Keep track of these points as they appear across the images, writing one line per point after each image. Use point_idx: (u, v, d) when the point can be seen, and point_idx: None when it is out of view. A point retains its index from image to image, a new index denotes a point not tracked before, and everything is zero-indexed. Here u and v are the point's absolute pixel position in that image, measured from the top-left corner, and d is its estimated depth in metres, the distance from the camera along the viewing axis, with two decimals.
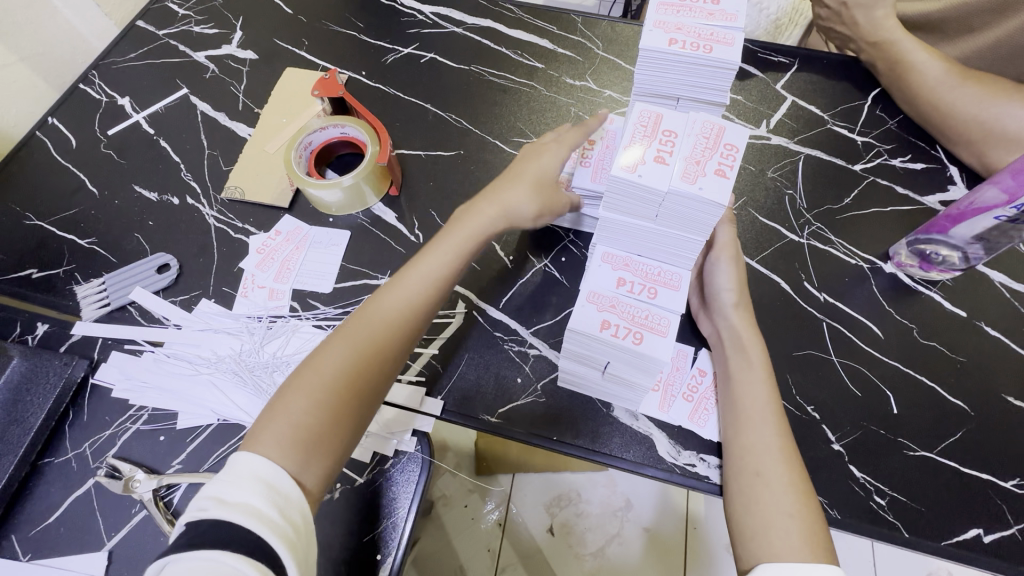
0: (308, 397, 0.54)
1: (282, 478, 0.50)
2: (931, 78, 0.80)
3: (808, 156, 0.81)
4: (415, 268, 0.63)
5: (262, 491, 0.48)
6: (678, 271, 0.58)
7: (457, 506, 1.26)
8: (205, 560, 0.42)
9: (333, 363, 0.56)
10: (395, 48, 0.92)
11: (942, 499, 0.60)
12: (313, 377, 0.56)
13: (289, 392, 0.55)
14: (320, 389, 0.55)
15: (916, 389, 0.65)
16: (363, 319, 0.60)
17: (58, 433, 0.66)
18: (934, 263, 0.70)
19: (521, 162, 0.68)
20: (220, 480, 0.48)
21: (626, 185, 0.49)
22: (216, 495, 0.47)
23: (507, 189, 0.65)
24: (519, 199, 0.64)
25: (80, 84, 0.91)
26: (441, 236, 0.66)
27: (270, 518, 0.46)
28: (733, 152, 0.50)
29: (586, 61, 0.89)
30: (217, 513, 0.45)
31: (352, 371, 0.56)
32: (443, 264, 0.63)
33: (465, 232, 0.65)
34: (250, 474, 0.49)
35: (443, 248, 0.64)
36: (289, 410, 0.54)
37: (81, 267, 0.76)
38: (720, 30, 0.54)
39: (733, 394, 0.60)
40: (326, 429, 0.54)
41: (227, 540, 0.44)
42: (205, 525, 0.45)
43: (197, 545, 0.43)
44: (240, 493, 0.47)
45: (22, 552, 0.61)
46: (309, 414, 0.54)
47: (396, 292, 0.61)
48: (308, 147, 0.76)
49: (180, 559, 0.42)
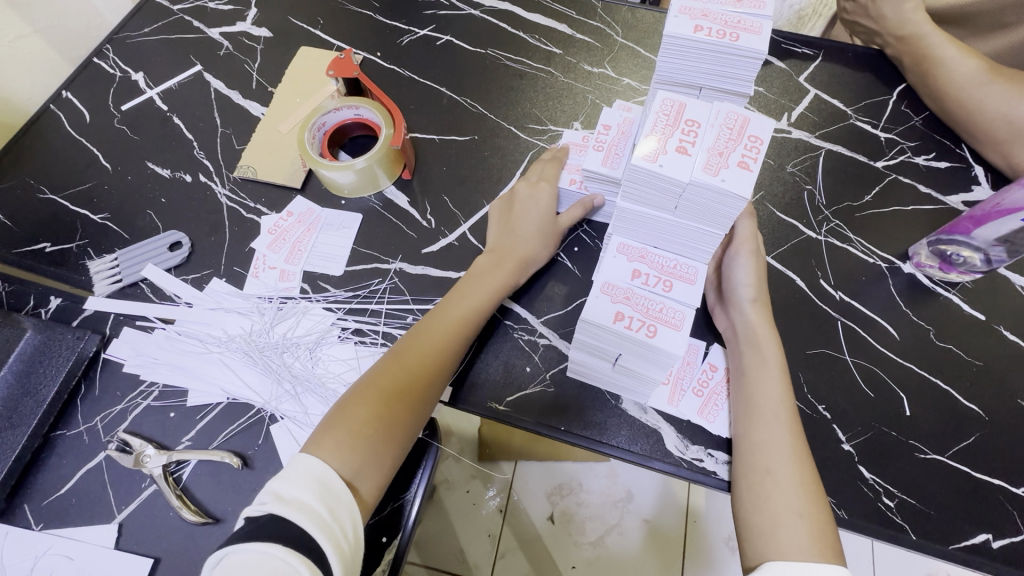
0: (366, 407, 0.56)
1: (335, 478, 0.51)
2: (960, 76, 0.78)
3: (829, 151, 0.79)
4: (461, 295, 0.65)
5: (316, 490, 0.50)
6: (693, 264, 0.57)
7: (459, 491, 1.28)
8: (258, 553, 0.44)
9: (388, 380, 0.58)
10: (412, 29, 0.91)
11: (952, 503, 0.59)
12: (371, 390, 0.58)
13: (348, 402, 0.57)
14: (377, 399, 0.57)
15: (930, 391, 0.65)
16: (415, 343, 0.61)
17: (71, 406, 0.66)
18: (955, 264, 0.68)
19: (536, 188, 0.70)
20: (281, 477, 0.51)
21: (647, 175, 0.48)
22: (275, 490, 0.49)
23: (519, 243, 0.68)
24: (539, 255, 0.68)
25: (95, 57, 0.91)
26: (487, 266, 0.67)
27: (320, 515, 0.48)
28: (757, 144, 0.48)
29: (605, 48, 0.87)
30: (273, 508, 0.47)
31: (405, 391, 0.58)
32: (479, 294, 0.65)
33: (503, 270, 0.66)
34: (307, 473, 0.51)
35: (486, 276, 0.66)
36: (350, 417, 0.56)
37: (93, 242, 0.76)
38: (748, 18, 0.53)
39: (746, 389, 0.59)
40: (378, 443, 0.55)
41: (278, 535, 0.45)
42: (263, 520, 0.47)
43: (253, 538, 0.45)
44: (297, 490, 0.49)
45: (35, 521, 0.61)
46: (366, 423, 0.55)
47: (446, 319, 0.63)
48: (322, 127, 0.76)
49: (238, 551, 0.45)
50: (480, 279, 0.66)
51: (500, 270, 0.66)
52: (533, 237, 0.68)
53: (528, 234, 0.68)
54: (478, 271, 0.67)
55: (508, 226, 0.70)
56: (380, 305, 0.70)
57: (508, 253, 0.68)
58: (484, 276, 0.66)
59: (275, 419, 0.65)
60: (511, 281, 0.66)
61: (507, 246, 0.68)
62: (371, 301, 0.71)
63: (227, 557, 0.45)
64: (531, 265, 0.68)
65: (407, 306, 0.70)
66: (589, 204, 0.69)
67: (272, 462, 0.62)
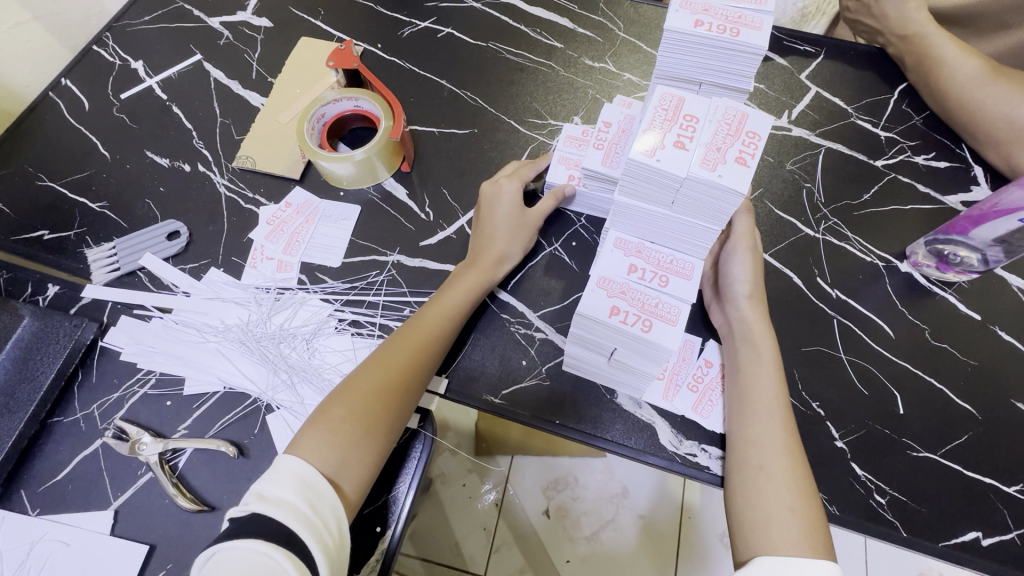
0: (346, 405, 0.56)
1: (318, 476, 0.52)
2: (962, 76, 0.78)
3: (828, 149, 0.79)
4: (438, 295, 0.65)
5: (299, 489, 0.50)
6: (689, 260, 0.57)
7: (455, 485, 1.28)
8: (241, 550, 0.45)
9: (367, 378, 0.58)
10: (413, 21, 0.90)
11: (943, 500, 0.60)
12: (349, 389, 0.58)
13: (330, 402, 0.57)
14: (357, 396, 0.57)
15: (924, 390, 0.65)
16: (396, 340, 0.62)
17: (68, 393, 0.66)
18: (952, 264, 0.68)
19: (507, 183, 0.69)
20: (264, 477, 0.51)
21: (644, 169, 0.48)
22: (258, 490, 0.50)
23: (489, 243, 0.67)
24: (512, 252, 0.68)
25: (95, 45, 0.91)
26: (461, 267, 0.68)
27: (303, 513, 0.48)
28: (755, 140, 0.48)
29: (607, 42, 0.87)
30: (256, 507, 0.48)
31: (387, 387, 0.58)
32: (455, 293, 0.65)
33: (476, 270, 0.66)
34: (289, 472, 0.51)
35: (462, 276, 0.66)
36: (331, 415, 0.56)
37: (92, 230, 0.76)
38: (749, 13, 0.53)
39: (740, 385, 0.60)
40: (360, 439, 0.55)
41: (261, 531, 0.46)
42: (245, 519, 0.47)
43: (237, 535, 0.46)
44: (280, 489, 0.50)
45: (31, 507, 0.62)
46: (346, 421, 0.55)
47: (427, 316, 0.63)
48: (321, 119, 0.76)
49: (223, 549, 0.45)
50: (455, 279, 0.66)
51: (474, 269, 0.66)
52: (505, 235, 0.68)
53: (500, 232, 0.68)
54: (455, 272, 0.67)
55: (481, 226, 0.69)
56: (378, 297, 0.70)
57: (481, 252, 0.67)
58: (461, 275, 0.66)
59: (271, 409, 0.65)
60: (485, 279, 0.66)
61: (479, 247, 0.68)
62: (368, 293, 0.71)
63: (214, 556, 0.45)
64: (507, 262, 0.68)
65: (405, 298, 0.70)
66: (560, 193, 0.69)
67: (268, 451, 0.62)
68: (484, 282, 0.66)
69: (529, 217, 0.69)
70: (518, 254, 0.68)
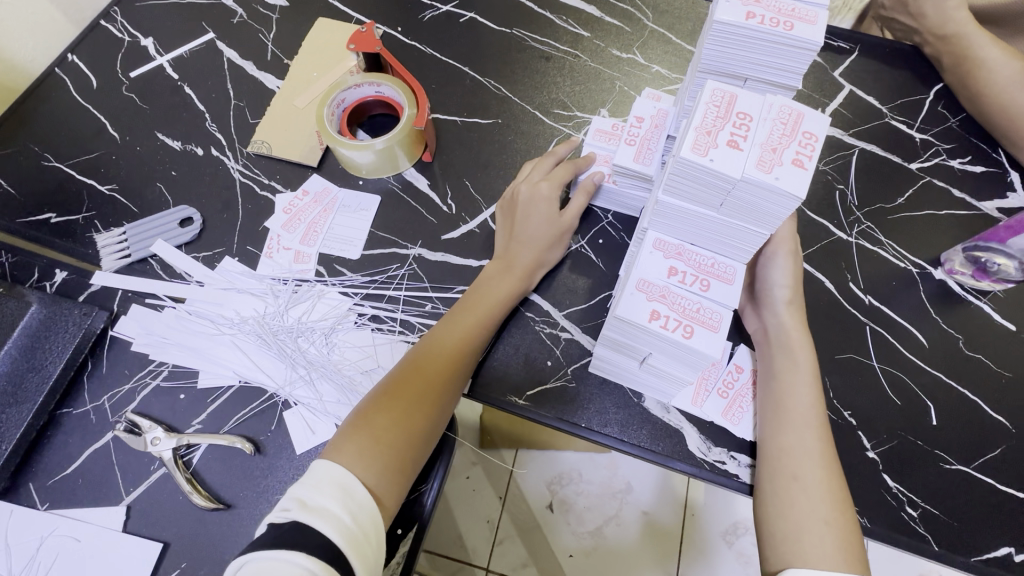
0: (385, 413, 0.54)
1: (357, 484, 0.50)
2: (1003, 79, 0.75)
3: (863, 149, 0.77)
4: (470, 299, 0.63)
5: (339, 496, 0.48)
6: (731, 263, 0.55)
7: (459, 477, 1.28)
8: (277, 560, 0.43)
9: (404, 386, 0.56)
10: (434, 4, 0.87)
11: (974, 514, 0.59)
12: (387, 397, 0.56)
13: (366, 409, 0.55)
14: (395, 404, 0.55)
15: (958, 401, 0.63)
16: (430, 345, 0.59)
17: (78, 383, 0.64)
18: (989, 272, 0.67)
19: (526, 184, 0.68)
20: (303, 483, 0.49)
21: (696, 169, 0.45)
22: (298, 496, 0.48)
23: (523, 247, 0.65)
24: (548, 256, 0.67)
25: (102, 20, 0.87)
26: (492, 270, 0.65)
27: (343, 522, 0.47)
28: (812, 141, 0.46)
29: (635, 32, 0.84)
30: (298, 516, 0.46)
31: (425, 395, 0.56)
32: (490, 298, 0.63)
33: (509, 275, 0.64)
34: (329, 479, 0.49)
35: (495, 280, 0.64)
36: (368, 423, 0.54)
37: (101, 214, 0.74)
38: (802, 6, 0.50)
39: (777, 392, 0.58)
40: (399, 447, 0.53)
41: (302, 543, 0.44)
42: (287, 526, 0.46)
43: (275, 545, 0.44)
44: (320, 496, 0.48)
45: (40, 501, 0.60)
46: (386, 430, 0.53)
47: (460, 319, 0.61)
48: (341, 104, 0.73)
49: (259, 558, 0.43)
50: (486, 283, 0.64)
51: (507, 274, 0.64)
52: (540, 238, 0.66)
53: (533, 236, 0.66)
54: (485, 275, 0.65)
55: (512, 226, 0.67)
56: (399, 291, 0.68)
57: (513, 256, 0.65)
58: (494, 278, 0.64)
59: (288, 406, 0.63)
60: (520, 284, 0.64)
61: (511, 250, 0.66)
62: (389, 287, 0.68)
63: (248, 564, 0.43)
64: (541, 266, 0.66)
65: (427, 294, 0.68)
66: (591, 189, 0.67)
67: (285, 449, 0.61)
68: (518, 287, 0.64)
69: (565, 220, 0.67)
70: (552, 258, 0.67)
